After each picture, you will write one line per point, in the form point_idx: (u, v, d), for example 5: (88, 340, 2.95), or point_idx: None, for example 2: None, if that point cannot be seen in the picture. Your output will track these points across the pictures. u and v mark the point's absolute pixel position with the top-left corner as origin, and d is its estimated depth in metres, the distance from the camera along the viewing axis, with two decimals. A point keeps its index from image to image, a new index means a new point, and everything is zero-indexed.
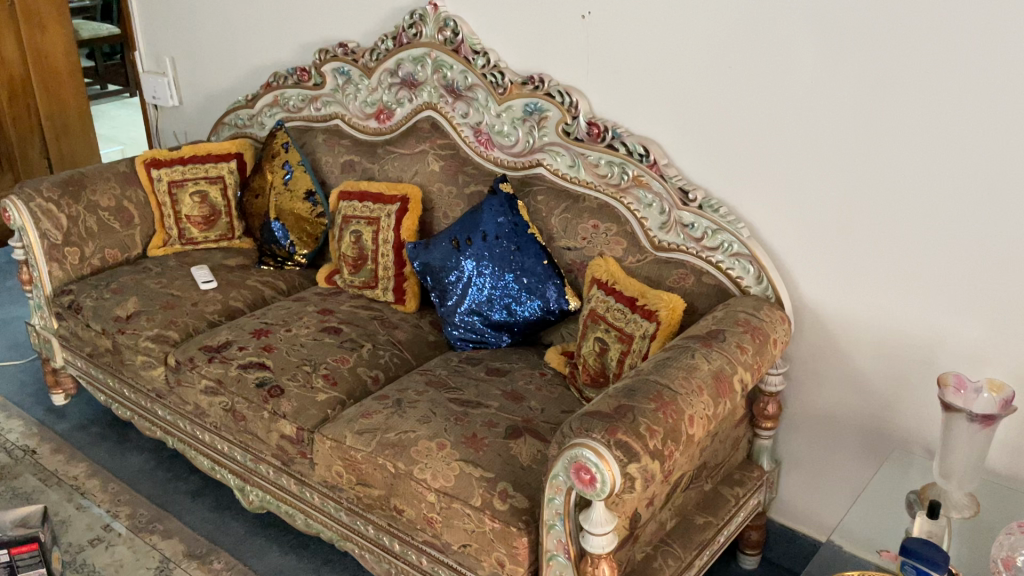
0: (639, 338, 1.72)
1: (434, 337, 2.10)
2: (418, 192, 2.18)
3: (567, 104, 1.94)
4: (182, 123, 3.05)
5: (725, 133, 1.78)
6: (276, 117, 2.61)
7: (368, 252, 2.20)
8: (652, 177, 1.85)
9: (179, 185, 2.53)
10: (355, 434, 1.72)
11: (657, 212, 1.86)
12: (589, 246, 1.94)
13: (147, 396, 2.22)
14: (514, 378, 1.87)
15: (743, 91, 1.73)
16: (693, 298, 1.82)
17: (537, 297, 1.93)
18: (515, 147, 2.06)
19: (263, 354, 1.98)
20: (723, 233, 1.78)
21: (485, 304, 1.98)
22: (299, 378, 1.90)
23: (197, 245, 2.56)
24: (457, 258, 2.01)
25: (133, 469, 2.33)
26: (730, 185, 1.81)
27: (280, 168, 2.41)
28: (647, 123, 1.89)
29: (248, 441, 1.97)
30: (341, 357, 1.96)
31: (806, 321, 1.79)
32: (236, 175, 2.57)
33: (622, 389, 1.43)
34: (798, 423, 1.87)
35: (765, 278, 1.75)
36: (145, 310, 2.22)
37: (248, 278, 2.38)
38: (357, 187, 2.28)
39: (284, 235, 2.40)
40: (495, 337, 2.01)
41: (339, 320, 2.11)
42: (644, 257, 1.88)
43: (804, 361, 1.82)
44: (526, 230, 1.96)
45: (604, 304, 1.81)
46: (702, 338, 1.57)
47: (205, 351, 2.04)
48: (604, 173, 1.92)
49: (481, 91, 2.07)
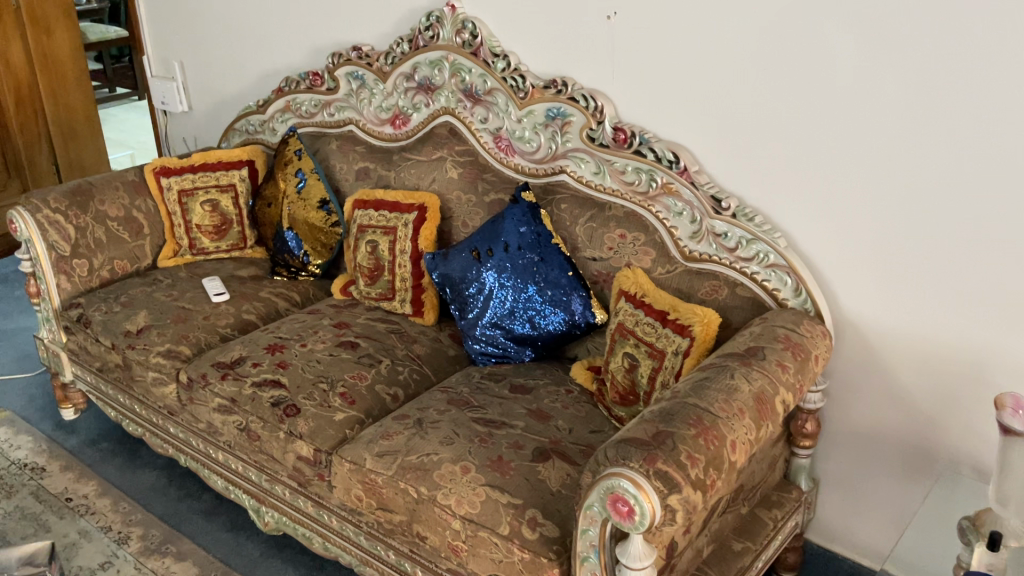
0: (671, 354, 1.65)
1: (454, 351, 2.02)
2: (436, 200, 2.11)
3: (591, 109, 1.86)
4: (192, 129, 2.98)
5: (760, 139, 1.70)
6: (288, 123, 2.54)
7: (385, 263, 2.13)
8: (682, 185, 1.77)
9: (189, 194, 2.46)
10: (376, 457, 1.65)
11: (688, 220, 1.78)
12: (617, 256, 1.86)
13: (158, 413, 2.16)
14: (539, 396, 1.79)
15: (780, 95, 1.64)
16: (727, 311, 1.74)
17: (561, 310, 1.86)
18: (537, 153, 1.98)
19: (277, 371, 1.91)
20: (758, 242, 1.70)
21: (507, 317, 1.91)
22: (316, 396, 1.83)
23: (208, 255, 2.49)
24: (477, 269, 1.94)
25: (145, 487, 2.27)
26: (765, 193, 1.72)
27: (292, 176, 2.34)
28: (678, 128, 1.81)
29: (264, 462, 1.90)
30: (358, 374, 1.89)
31: (846, 335, 1.70)
32: (248, 183, 2.50)
33: (659, 412, 1.35)
34: (838, 441, 1.79)
35: (803, 290, 1.67)
36: (156, 324, 2.15)
37: (261, 290, 2.31)
38: (372, 196, 2.21)
39: (298, 245, 2.33)
40: (518, 352, 1.94)
41: (356, 334, 2.04)
42: (673, 268, 1.80)
43: (844, 379, 1.74)
44: (550, 240, 1.89)
45: (632, 318, 1.74)
46: (739, 356, 1.50)
47: (218, 367, 1.97)
48: (631, 180, 1.84)
49: (501, 96, 1.99)
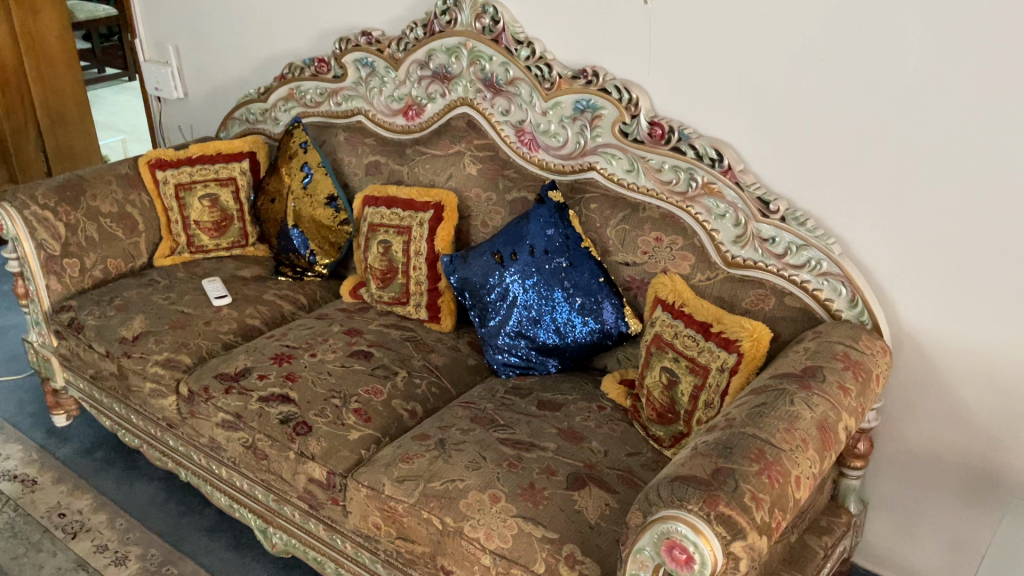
0: (716, 371, 1.52)
1: (474, 361, 1.89)
2: (454, 198, 1.96)
3: (625, 102, 1.72)
4: (187, 116, 2.83)
5: (813, 136, 1.56)
6: (291, 112, 2.39)
7: (398, 265, 1.99)
8: (725, 185, 1.63)
9: (187, 189, 2.31)
10: (395, 482, 1.52)
11: (730, 224, 1.65)
12: (652, 261, 1.72)
13: (157, 425, 2.02)
14: (570, 413, 1.66)
15: (837, 89, 1.50)
16: (774, 322, 1.61)
17: (592, 319, 1.73)
18: (563, 149, 1.84)
19: (286, 384, 1.77)
20: (810, 249, 1.57)
21: (533, 326, 1.78)
22: (328, 413, 1.70)
23: (207, 254, 2.35)
24: (500, 274, 1.80)
25: (143, 502, 2.14)
26: (817, 194, 1.59)
27: (297, 170, 2.19)
28: (720, 123, 1.67)
29: (271, 481, 1.76)
30: (373, 388, 1.75)
31: (904, 349, 1.58)
32: (249, 176, 2.35)
33: (715, 445, 1.23)
34: (892, 460, 1.68)
35: (860, 301, 1.54)
36: (153, 330, 2.01)
37: (266, 291, 2.17)
38: (384, 192, 2.07)
39: (304, 244, 2.19)
40: (543, 363, 1.81)
41: (369, 342, 1.90)
42: (715, 274, 1.67)
43: (901, 394, 1.61)
44: (579, 244, 1.75)
45: (671, 330, 1.62)
46: (796, 378, 1.37)
47: (221, 380, 1.83)
48: (667, 179, 1.70)
49: (525, 86, 1.85)
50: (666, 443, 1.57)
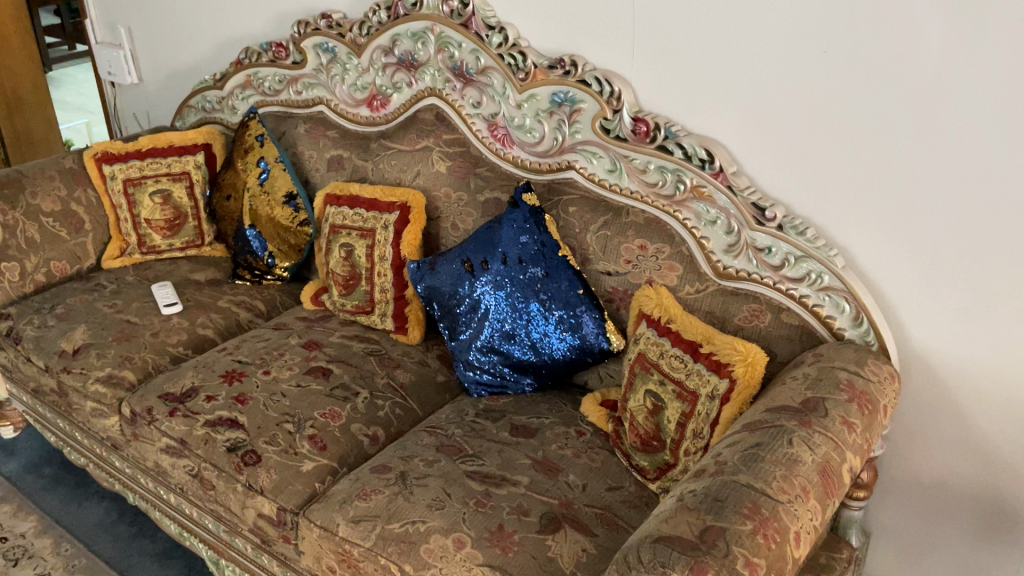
0: (705, 398, 1.38)
1: (443, 377, 1.74)
2: (421, 198, 1.80)
3: (606, 95, 1.55)
4: (143, 102, 2.64)
5: (815, 136, 1.40)
6: (249, 100, 2.22)
7: (362, 271, 1.83)
8: (716, 189, 1.47)
9: (136, 184, 2.14)
10: (350, 523, 1.37)
11: (722, 231, 1.49)
12: (636, 271, 1.57)
13: (102, 444, 1.87)
14: (545, 441, 1.51)
15: (841, 84, 1.34)
16: (770, 341, 1.46)
17: (571, 335, 1.58)
18: (539, 145, 1.68)
19: (235, 407, 1.62)
20: (810, 261, 1.42)
21: (506, 341, 1.63)
22: (280, 440, 1.54)
23: (160, 254, 2.18)
24: (470, 283, 1.64)
25: (91, 523, 1.99)
26: (819, 200, 1.43)
27: (254, 165, 2.01)
28: (711, 119, 1.50)
29: (220, 512, 1.61)
30: (331, 411, 1.60)
31: (912, 371, 1.44)
32: (204, 171, 2.18)
33: (704, 498, 1.08)
34: (897, 489, 1.54)
35: (865, 319, 1.39)
36: (96, 343, 1.84)
37: (220, 298, 2.01)
38: (346, 190, 1.90)
39: (261, 245, 2.02)
40: (517, 381, 1.66)
41: (328, 357, 1.74)
42: (704, 287, 1.52)
43: (909, 419, 1.47)
44: (556, 252, 1.59)
45: (656, 349, 1.47)
46: (795, 413, 1.23)
47: (166, 401, 1.67)
48: (653, 181, 1.55)
49: (497, 76, 1.68)
50: (651, 475, 1.43)
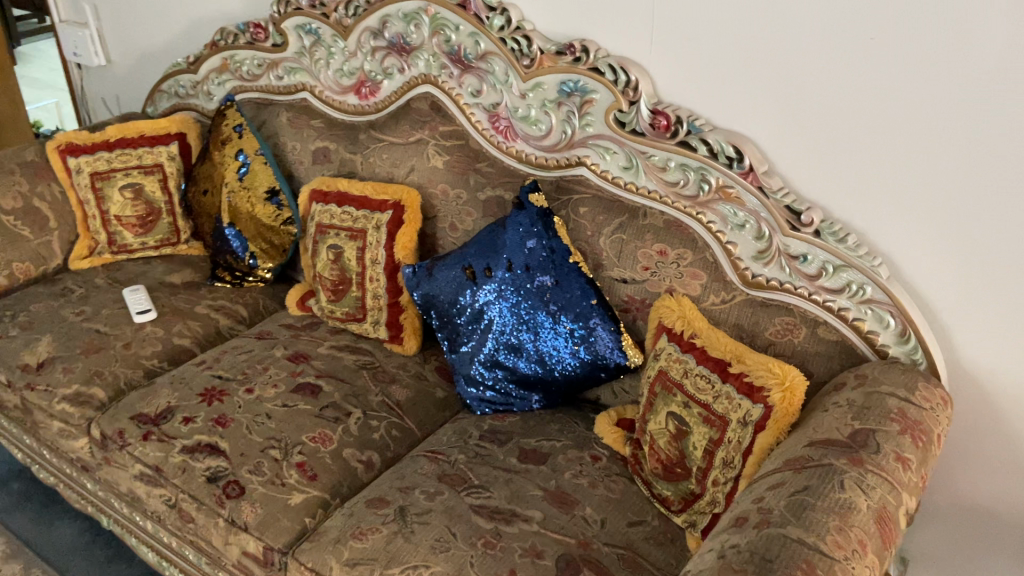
0: (736, 425, 1.25)
1: (443, 393, 1.60)
2: (416, 196, 1.64)
3: (621, 84, 1.40)
4: (113, 85, 2.46)
5: (856, 134, 1.25)
6: (226, 85, 2.05)
7: (352, 275, 1.68)
8: (745, 190, 1.33)
9: (104, 178, 1.97)
10: (344, 567, 1.23)
11: (751, 235, 1.35)
12: (655, 279, 1.43)
13: (72, 465, 1.72)
14: (557, 468, 1.37)
15: (888, 76, 1.19)
16: (805, 359, 1.32)
17: (583, 349, 1.44)
18: (546, 139, 1.53)
19: (215, 431, 1.47)
20: (850, 270, 1.28)
21: (512, 355, 1.49)
22: (265, 469, 1.40)
23: (132, 254, 2.02)
24: (472, 292, 1.50)
25: (62, 546, 1.85)
26: (860, 204, 1.29)
27: (231, 157, 1.85)
28: (738, 113, 1.35)
29: (201, 545, 1.47)
30: (321, 435, 1.46)
31: (960, 389, 1.31)
32: (178, 163, 2.02)
33: (748, 557, 0.94)
34: (937, 514, 1.42)
35: (913, 335, 1.26)
36: (62, 355, 1.69)
37: (198, 303, 1.85)
38: (333, 186, 1.75)
39: (242, 246, 1.87)
40: (524, 399, 1.52)
41: (316, 372, 1.59)
42: (731, 297, 1.38)
43: (956, 442, 1.34)
44: (567, 259, 1.45)
45: (680, 367, 1.34)
46: (843, 449, 1.09)
47: (139, 423, 1.53)
48: (673, 180, 1.40)
49: (499, 62, 1.52)
50: (675, 507, 1.30)
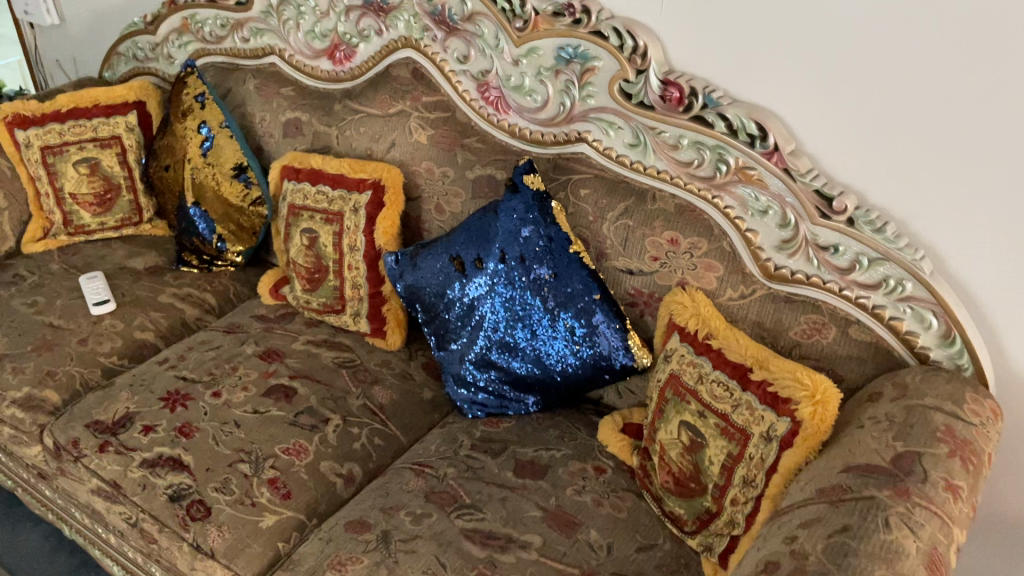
0: (759, 440, 1.10)
1: (430, 394, 1.46)
2: (397, 175, 1.49)
3: (628, 50, 1.23)
4: (68, 46, 2.26)
5: (899, 110, 1.09)
6: (187, 49, 1.86)
7: (329, 262, 1.53)
8: (768, 172, 1.17)
9: (56, 153, 1.79)
10: None
11: (775, 223, 1.20)
12: (664, 270, 1.28)
13: (28, 471, 1.58)
14: (558, 483, 1.24)
15: (938, 43, 1.02)
16: (834, 362, 1.18)
17: (586, 348, 1.29)
18: (542, 111, 1.37)
19: (178, 443, 1.33)
20: (888, 264, 1.13)
21: (506, 354, 1.34)
22: (233, 486, 1.26)
23: (90, 235, 1.85)
24: (461, 284, 1.35)
25: (23, 553, 1.71)
26: (901, 188, 1.13)
27: (193, 130, 1.67)
28: (760, 85, 1.18)
29: (166, 567, 1.34)
30: (295, 446, 1.32)
31: (1010, 396, 1.16)
32: (138, 134, 1.85)
33: None
34: (975, 528, 1.29)
35: (958, 337, 1.12)
36: (11, 353, 1.53)
37: (162, 291, 1.70)
38: (307, 163, 1.58)
39: (208, 227, 1.70)
40: (519, 401, 1.38)
41: (291, 373, 1.45)
42: (751, 292, 1.23)
43: (1004, 452, 1.21)
44: (566, 248, 1.29)
45: (693, 372, 1.20)
46: (887, 478, 0.95)
47: (95, 432, 1.38)
48: (686, 159, 1.25)
49: (488, 24, 1.35)
50: (689, 528, 1.17)
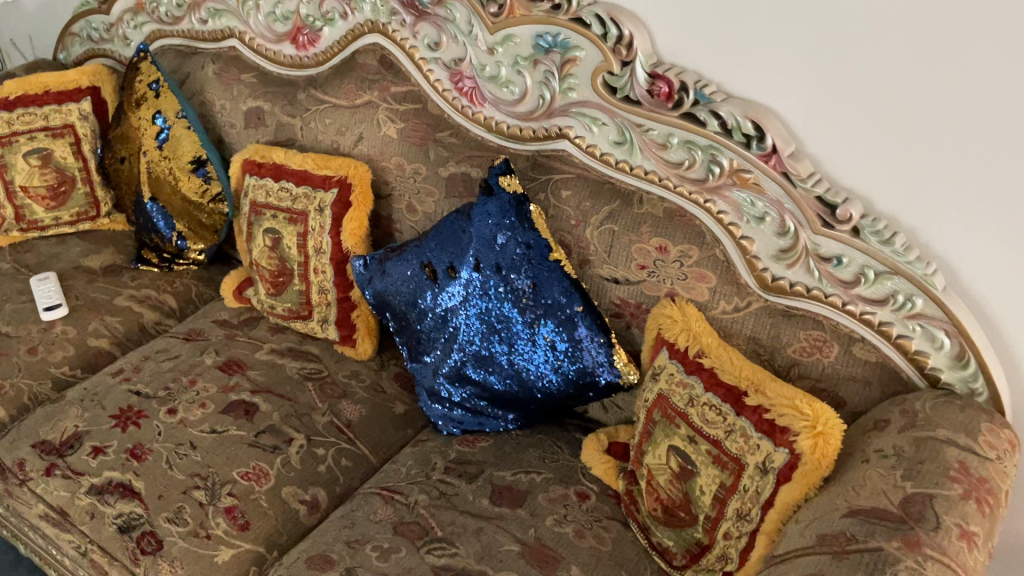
0: (754, 472, 1.01)
1: (402, 409, 1.37)
2: (365, 172, 1.38)
3: (612, 40, 1.12)
4: (21, 24, 2.14)
5: (910, 109, 0.98)
6: (143, 30, 1.75)
7: (293, 265, 1.42)
8: (766, 176, 1.07)
9: (4, 143, 1.66)
10: None
11: (773, 230, 1.10)
12: (652, 280, 1.18)
13: None
14: (537, 512, 1.15)
15: (955, 35, 0.91)
16: (836, 384, 1.08)
17: (569, 364, 1.19)
18: (520, 104, 1.25)
19: (129, 467, 1.23)
20: (897, 278, 1.03)
21: (483, 368, 1.25)
22: (186, 516, 1.16)
23: (44, 230, 1.74)
24: (433, 294, 1.25)
25: None
26: (911, 195, 1.02)
27: (148, 121, 1.56)
28: (757, 80, 1.07)
29: None
30: (255, 471, 1.22)
31: None
32: (93, 122, 1.72)
33: None
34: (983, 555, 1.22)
35: (972, 359, 1.02)
36: None
37: (118, 294, 1.60)
38: (268, 157, 1.47)
39: (167, 224, 1.60)
40: (497, 418, 1.29)
41: (253, 387, 1.36)
42: (747, 306, 1.13)
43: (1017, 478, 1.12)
44: (546, 255, 1.17)
45: (682, 394, 1.10)
46: (894, 527, 0.86)
47: (42, 454, 1.27)
48: (676, 159, 1.14)
49: (460, 8, 1.24)
50: (679, 562, 1.08)
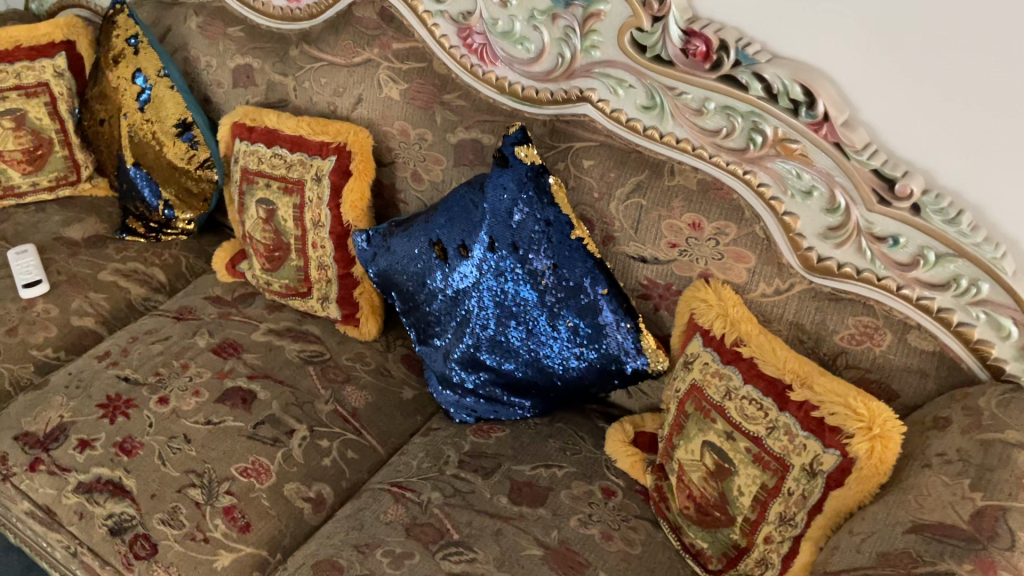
0: (800, 474, 0.92)
1: (410, 394, 1.29)
2: (365, 138, 1.26)
3: None
4: None
5: (984, 71, 0.85)
6: None
7: (289, 239, 1.31)
8: (815, 146, 0.95)
9: None
10: None
11: (821, 206, 0.99)
12: (683, 258, 1.09)
13: None
14: (560, 511, 1.07)
15: None
16: (889, 374, 1.01)
17: (592, 349, 1.10)
18: (536, 64, 1.13)
19: (118, 463, 1.14)
20: (960, 261, 0.93)
21: (498, 354, 1.15)
22: (182, 517, 1.07)
23: (22, 198, 1.63)
24: (443, 274, 1.14)
25: None
26: (979, 170, 0.91)
27: (127, 80, 1.43)
28: (806, 37, 0.95)
29: None
30: (255, 466, 1.13)
31: None
32: (69, 80, 1.59)
33: None
34: None
35: None
36: None
37: (103, 268, 1.50)
38: (260, 121, 1.35)
39: (152, 192, 1.49)
40: (513, 405, 1.21)
41: (250, 372, 1.27)
42: (788, 289, 1.04)
43: None
44: (567, 232, 1.07)
45: (719, 386, 1.01)
46: (964, 546, 0.76)
47: (25, 446, 1.17)
48: (713, 126, 1.03)
49: None
50: (715, 566, 1.00)
